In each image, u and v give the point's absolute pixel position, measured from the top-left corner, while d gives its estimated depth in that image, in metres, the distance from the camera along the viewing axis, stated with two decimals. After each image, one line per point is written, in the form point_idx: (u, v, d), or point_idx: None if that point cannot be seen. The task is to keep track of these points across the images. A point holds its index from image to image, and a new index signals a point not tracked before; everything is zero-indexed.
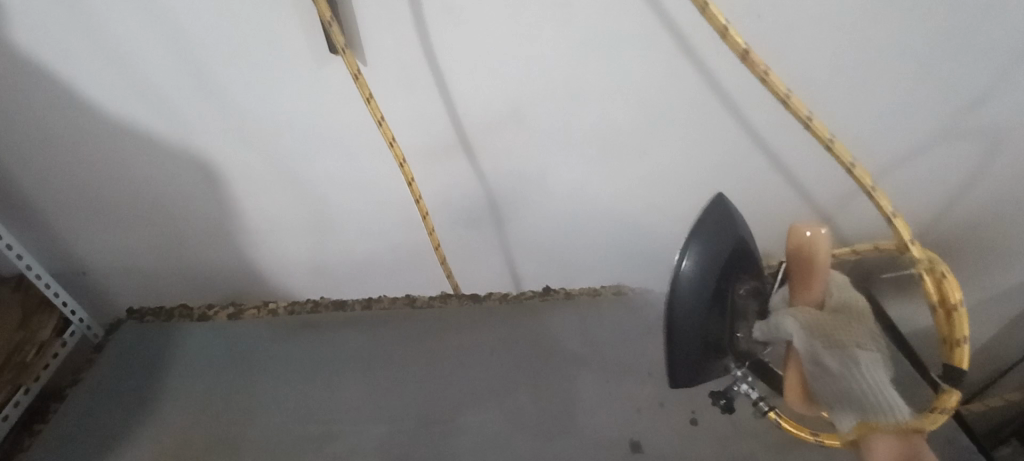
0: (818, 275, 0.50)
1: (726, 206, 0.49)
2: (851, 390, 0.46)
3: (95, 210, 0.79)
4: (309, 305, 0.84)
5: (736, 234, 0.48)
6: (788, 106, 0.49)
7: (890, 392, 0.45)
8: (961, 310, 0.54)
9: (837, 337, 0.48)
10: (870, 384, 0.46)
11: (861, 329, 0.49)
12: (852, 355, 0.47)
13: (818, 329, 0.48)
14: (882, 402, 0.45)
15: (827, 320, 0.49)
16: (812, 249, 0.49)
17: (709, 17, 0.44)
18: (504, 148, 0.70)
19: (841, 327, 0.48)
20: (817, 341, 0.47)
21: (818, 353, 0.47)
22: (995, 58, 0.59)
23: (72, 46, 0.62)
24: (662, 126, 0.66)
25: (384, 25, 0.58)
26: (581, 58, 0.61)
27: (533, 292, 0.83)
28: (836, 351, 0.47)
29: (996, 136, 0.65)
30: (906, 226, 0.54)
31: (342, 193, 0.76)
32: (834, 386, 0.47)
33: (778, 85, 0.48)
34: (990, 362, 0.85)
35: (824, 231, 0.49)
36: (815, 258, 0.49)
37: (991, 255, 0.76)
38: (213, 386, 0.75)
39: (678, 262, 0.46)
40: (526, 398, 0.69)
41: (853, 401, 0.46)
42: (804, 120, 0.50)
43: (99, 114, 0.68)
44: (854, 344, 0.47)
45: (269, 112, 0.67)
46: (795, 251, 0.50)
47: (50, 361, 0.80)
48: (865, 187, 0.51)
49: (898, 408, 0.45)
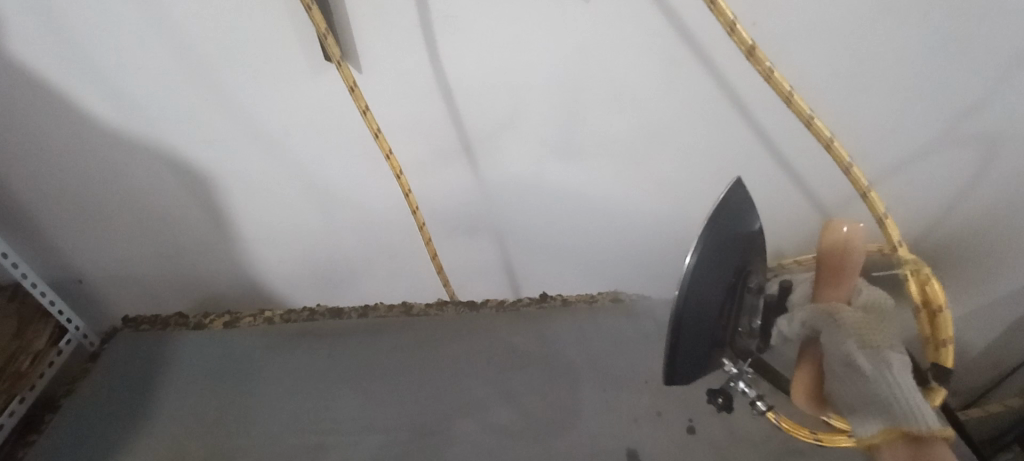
0: (849, 272, 0.48)
1: (735, 200, 0.48)
2: (878, 389, 0.41)
3: (91, 218, 0.79)
4: (306, 313, 0.85)
5: (741, 231, 0.48)
6: (790, 104, 0.50)
7: (920, 401, 0.41)
8: (944, 313, 0.55)
9: (871, 337, 0.44)
10: (901, 388, 0.41)
11: (892, 334, 0.46)
12: (883, 357, 0.43)
13: (852, 325, 0.45)
14: (912, 409, 0.40)
15: (862, 318, 0.45)
16: (849, 244, 0.48)
17: (717, 13, 0.45)
18: (501, 156, 0.70)
19: (875, 328, 0.45)
20: (849, 338, 0.44)
21: (851, 349, 0.43)
22: (992, 66, 0.58)
23: (66, 55, 0.61)
24: (659, 134, 0.66)
25: (381, 34, 0.58)
26: (578, 67, 0.60)
27: (530, 299, 0.84)
28: (868, 350, 0.43)
29: (994, 143, 0.64)
30: (895, 228, 0.57)
31: (339, 201, 0.76)
32: (860, 384, 0.42)
33: (780, 82, 0.49)
34: (990, 367, 0.85)
35: (860, 226, 0.48)
36: (850, 254, 0.48)
37: (989, 260, 0.75)
38: (209, 395, 0.74)
39: (689, 258, 0.44)
40: (523, 406, 0.68)
41: (881, 403, 0.41)
42: (805, 120, 0.51)
43: (94, 123, 0.68)
44: (887, 347, 0.44)
45: (266, 121, 0.67)
46: (830, 247, 0.48)
47: (45, 370, 0.80)
48: (861, 189, 0.54)
49: (929, 418, 0.39)
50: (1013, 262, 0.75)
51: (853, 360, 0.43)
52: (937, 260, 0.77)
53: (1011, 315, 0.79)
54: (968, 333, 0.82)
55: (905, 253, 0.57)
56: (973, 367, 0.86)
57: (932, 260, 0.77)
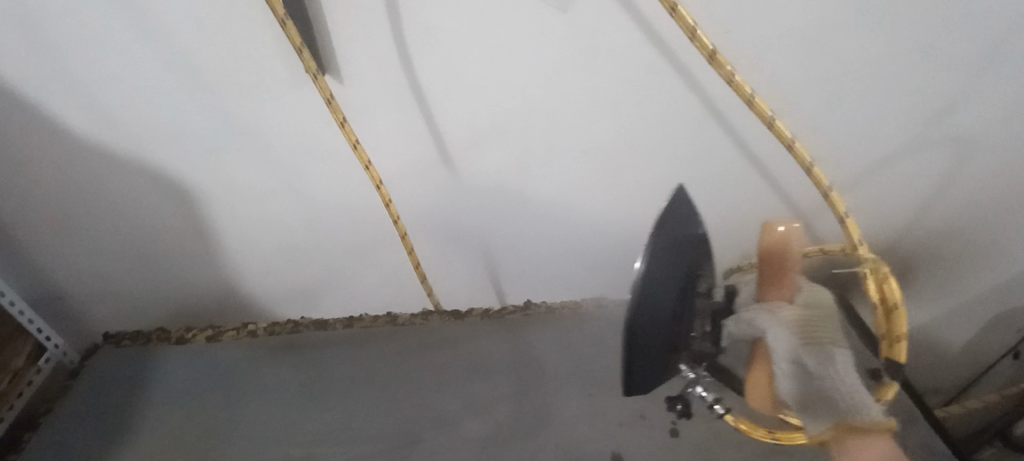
0: (790, 271, 0.52)
1: (676, 208, 0.47)
2: (824, 384, 0.48)
3: (71, 234, 0.78)
4: (289, 326, 0.84)
5: (687, 236, 0.47)
6: (752, 107, 0.47)
7: (858, 390, 0.48)
8: (899, 310, 0.54)
9: (814, 335, 0.51)
10: (841, 379, 0.48)
11: (830, 330, 0.52)
12: (824, 351, 0.50)
13: (795, 323, 0.51)
14: (854, 397, 0.47)
15: (805, 316, 0.52)
16: (789, 242, 0.50)
17: (678, 19, 0.44)
18: (483, 164, 0.70)
19: (817, 325, 0.52)
20: (794, 334, 0.50)
21: (797, 346, 0.50)
22: (955, 70, 0.60)
23: (45, 70, 0.61)
24: (637, 141, 0.67)
25: (361, 46, 0.59)
26: (556, 76, 0.61)
27: (514, 307, 0.84)
28: (813, 349, 0.50)
29: (962, 145, 0.66)
30: (857, 228, 0.54)
31: (322, 211, 0.76)
32: (810, 382, 0.48)
33: (742, 85, 0.46)
34: (969, 363, 0.87)
35: (798, 225, 0.50)
36: (789, 253, 0.51)
37: (963, 259, 0.77)
38: (191, 409, 0.74)
39: (638, 265, 0.45)
40: (509, 414, 0.68)
41: (828, 394, 0.47)
42: (766, 121, 0.48)
43: (73, 138, 0.67)
44: (827, 342, 0.51)
45: (247, 133, 0.67)
46: (768, 248, 0.51)
47: (25, 389, 0.79)
48: (822, 189, 0.51)
49: (869, 405, 0.46)
50: (986, 260, 0.76)
51: (801, 359, 0.49)
52: (912, 260, 0.78)
53: (987, 312, 0.81)
54: (945, 330, 0.84)
55: (865, 252, 0.55)
56: (953, 365, 0.88)
57: (910, 260, 0.79)
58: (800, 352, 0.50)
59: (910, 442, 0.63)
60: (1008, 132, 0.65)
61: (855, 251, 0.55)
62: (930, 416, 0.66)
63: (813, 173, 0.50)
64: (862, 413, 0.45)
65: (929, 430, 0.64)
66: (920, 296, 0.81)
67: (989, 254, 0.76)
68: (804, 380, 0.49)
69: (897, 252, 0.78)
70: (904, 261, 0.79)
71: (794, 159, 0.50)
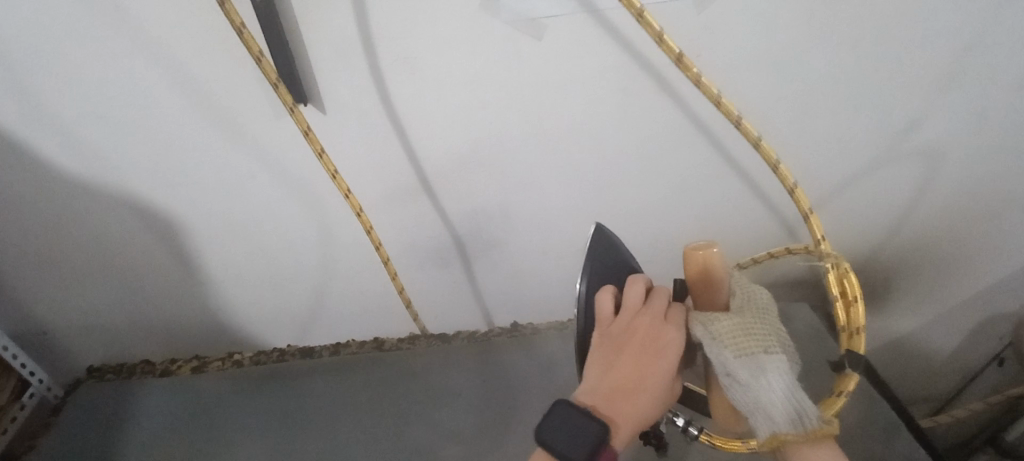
0: (720, 289, 0.44)
1: (610, 243, 0.50)
2: (758, 399, 0.42)
3: (54, 270, 0.78)
4: (276, 354, 0.86)
5: (619, 267, 0.51)
6: (719, 108, 0.46)
7: (801, 397, 0.43)
8: (858, 306, 0.51)
9: (744, 344, 0.43)
10: (780, 393, 0.42)
11: (768, 331, 0.44)
12: (763, 364, 0.42)
13: (727, 337, 0.43)
14: (796, 410, 0.42)
15: (733, 324, 0.43)
16: (709, 268, 0.44)
17: (645, 26, 0.42)
18: (464, 189, 0.71)
19: (749, 331, 0.43)
20: (725, 351, 0.42)
21: (727, 367, 0.42)
22: (920, 87, 0.62)
23: (24, 110, 0.62)
24: (614, 163, 0.68)
25: (338, 77, 0.60)
26: (532, 102, 0.62)
27: (502, 328, 0.87)
28: (745, 361, 0.42)
29: (931, 157, 0.68)
30: (819, 222, 0.50)
31: (306, 240, 0.76)
32: (743, 395, 0.42)
33: (709, 87, 0.45)
34: (954, 370, 0.88)
35: (715, 249, 0.44)
36: (714, 276, 0.44)
37: (942, 268, 0.78)
38: (176, 443, 0.73)
39: (579, 291, 0.49)
40: (496, 439, 0.68)
41: (766, 414, 0.42)
42: (734, 122, 0.46)
43: (55, 174, 0.68)
44: (761, 350, 0.43)
45: (228, 165, 0.68)
46: (693, 275, 0.44)
47: (8, 426, 0.78)
48: (788, 186, 0.48)
49: (809, 414, 0.42)
50: (964, 268, 0.78)
51: (729, 373, 0.42)
52: (892, 271, 0.79)
53: (968, 318, 0.82)
54: (929, 337, 0.85)
55: (826, 248, 0.51)
56: (938, 372, 0.89)
57: (889, 271, 0.80)
58: (729, 364, 0.42)
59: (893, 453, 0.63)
60: (976, 144, 0.66)
61: (817, 248, 0.52)
62: (911, 425, 0.66)
63: (780, 172, 0.48)
64: (801, 425, 0.42)
65: (911, 440, 0.64)
66: (902, 306, 0.82)
67: (967, 262, 0.77)
68: (742, 401, 0.42)
69: (876, 263, 0.79)
70: (884, 272, 0.80)
71: (761, 158, 0.48)
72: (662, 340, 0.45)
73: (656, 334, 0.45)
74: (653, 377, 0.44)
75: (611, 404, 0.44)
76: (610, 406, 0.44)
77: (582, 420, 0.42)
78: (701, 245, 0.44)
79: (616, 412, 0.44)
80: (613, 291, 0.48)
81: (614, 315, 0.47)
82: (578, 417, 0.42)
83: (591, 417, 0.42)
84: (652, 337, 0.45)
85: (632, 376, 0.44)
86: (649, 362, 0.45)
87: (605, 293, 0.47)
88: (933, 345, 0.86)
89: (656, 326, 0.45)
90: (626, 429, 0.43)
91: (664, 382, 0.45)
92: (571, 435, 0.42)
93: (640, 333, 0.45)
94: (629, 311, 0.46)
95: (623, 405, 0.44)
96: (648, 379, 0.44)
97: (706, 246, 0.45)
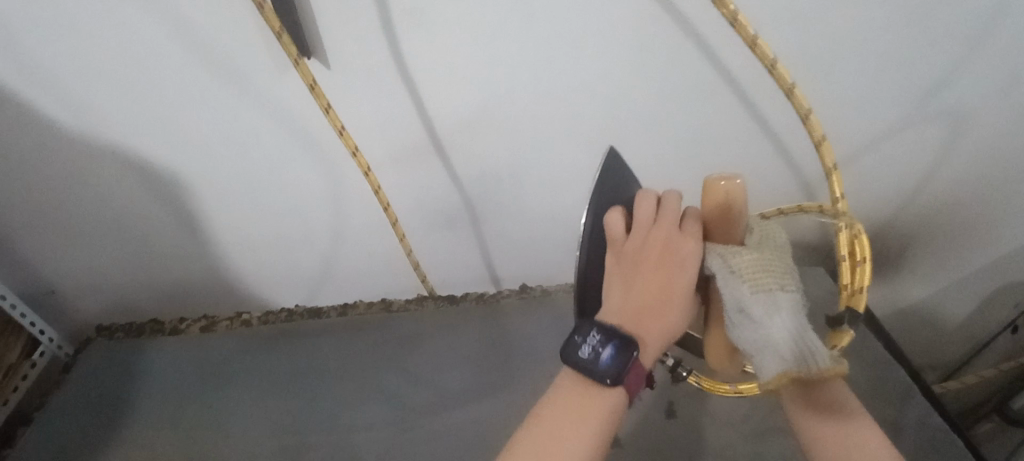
0: (738, 224, 0.44)
1: (615, 170, 0.47)
2: (768, 335, 0.41)
3: (60, 228, 0.77)
4: (284, 314, 0.87)
5: (623, 198, 0.48)
6: (755, 50, 0.43)
7: (811, 337, 0.41)
8: (864, 266, 0.47)
9: (760, 280, 0.42)
10: (791, 330, 0.41)
11: (784, 270, 0.44)
12: (779, 301, 0.42)
13: (746, 272, 0.42)
14: (806, 348, 0.40)
15: (753, 260, 0.43)
16: (729, 200, 0.42)
17: None
18: (474, 148, 0.69)
19: (767, 269, 0.43)
20: (743, 286, 0.42)
21: (741, 302, 0.42)
22: (954, 42, 0.59)
23: (22, 63, 0.60)
24: (629, 122, 0.66)
25: (344, 30, 0.57)
26: (544, 56, 0.60)
27: (511, 290, 0.87)
28: (761, 297, 0.42)
29: (957, 120, 0.65)
30: (840, 179, 0.49)
31: (312, 201, 0.75)
32: (754, 331, 0.41)
33: (745, 26, 0.42)
34: (966, 340, 0.87)
35: (738, 180, 0.42)
36: (733, 209, 0.43)
37: (960, 235, 0.76)
38: (186, 400, 0.74)
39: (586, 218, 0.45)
40: (504, 400, 0.68)
41: (775, 350, 0.40)
42: (769, 64, 0.44)
43: (54, 130, 0.66)
44: (777, 288, 0.42)
45: (232, 122, 0.66)
46: (712, 208, 0.43)
47: (19, 384, 0.79)
48: (815, 136, 0.47)
49: (819, 354, 0.41)
50: (981, 236, 0.76)
51: (745, 308, 0.42)
52: (907, 237, 0.78)
53: (984, 287, 0.81)
54: (941, 305, 0.84)
55: (842, 207, 0.49)
56: (950, 341, 0.87)
57: (905, 237, 0.78)
58: (746, 299, 0.42)
59: (905, 417, 0.63)
60: (1008, 104, 0.63)
61: (831, 207, 0.49)
62: (925, 389, 0.66)
63: (809, 121, 0.46)
64: (811, 364, 0.40)
65: (924, 405, 0.64)
66: (917, 272, 0.81)
67: (988, 229, 0.75)
68: (752, 337, 0.41)
69: (891, 229, 0.78)
70: (899, 239, 0.78)
71: (793, 105, 0.46)
72: (680, 253, 0.44)
73: (673, 248, 0.44)
74: (675, 290, 0.44)
75: (635, 322, 0.43)
76: (634, 324, 0.43)
77: (608, 341, 0.42)
78: (723, 176, 0.43)
79: (636, 329, 0.43)
80: (622, 209, 0.45)
81: (626, 234, 0.45)
82: (603, 339, 0.42)
83: (617, 337, 0.42)
84: (670, 252, 0.44)
85: (654, 291, 0.44)
86: (669, 277, 0.44)
87: (614, 213, 0.44)
88: (946, 313, 0.84)
89: (672, 239, 0.44)
90: (653, 344, 0.43)
91: (686, 294, 0.44)
92: (598, 357, 0.42)
93: (657, 248, 0.44)
94: (642, 227, 0.44)
95: (648, 322, 0.43)
96: (670, 292, 0.44)
97: (729, 177, 0.43)
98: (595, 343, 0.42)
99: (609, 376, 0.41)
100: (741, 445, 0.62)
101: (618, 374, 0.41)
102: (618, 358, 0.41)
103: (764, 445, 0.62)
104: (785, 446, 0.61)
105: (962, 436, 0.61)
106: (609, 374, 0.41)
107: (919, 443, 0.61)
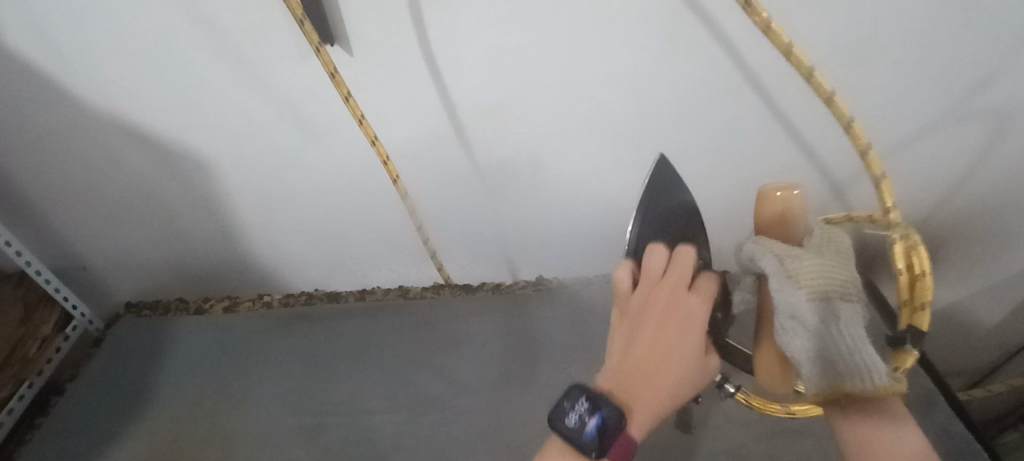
0: (794, 229, 0.45)
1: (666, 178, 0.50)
2: (825, 343, 0.41)
3: (90, 206, 0.80)
4: (303, 298, 0.87)
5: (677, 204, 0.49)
6: (789, 59, 0.41)
7: (868, 351, 0.42)
8: (926, 279, 0.47)
9: (820, 287, 0.42)
10: (846, 343, 0.42)
11: (844, 276, 0.44)
12: (834, 307, 0.42)
13: (802, 278, 0.42)
14: (860, 363, 0.42)
15: (812, 266, 0.43)
16: (786, 208, 0.44)
17: None
18: (493, 136, 0.68)
19: (826, 274, 0.43)
20: (798, 292, 0.42)
21: (796, 308, 0.41)
22: (998, 39, 0.56)
23: (59, 46, 0.62)
24: (654, 115, 0.65)
25: (370, 16, 0.58)
26: (567, 46, 0.59)
27: (527, 282, 0.86)
28: (818, 303, 0.42)
29: (995, 121, 0.62)
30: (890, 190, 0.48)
31: (333, 187, 0.76)
32: (810, 338, 0.41)
33: (778, 33, 0.40)
34: (997, 349, 0.84)
35: (795, 191, 0.44)
36: (789, 217, 0.44)
37: (995, 241, 0.73)
38: (210, 378, 0.76)
39: (631, 230, 0.47)
40: (517, 391, 0.69)
41: (822, 359, 0.42)
42: (805, 73, 0.41)
43: (89, 112, 0.68)
44: (836, 296, 0.43)
45: (256, 106, 0.66)
46: (769, 215, 0.45)
47: (53, 356, 0.81)
48: (860, 147, 0.44)
49: (876, 371, 0.42)
50: (1015, 246, 0.73)
51: (801, 314, 0.41)
52: (940, 243, 0.75)
53: (1018, 296, 0.77)
54: (974, 313, 0.81)
55: (895, 217, 0.48)
56: (978, 349, 0.84)
57: (937, 243, 0.75)
58: (803, 306, 0.41)
59: (927, 424, 0.61)
60: None
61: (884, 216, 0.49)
62: (952, 397, 0.64)
63: (852, 130, 0.44)
64: (864, 379, 0.42)
65: (947, 414, 0.62)
66: (949, 280, 0.78)
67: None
68: (802, 344, 0.42)
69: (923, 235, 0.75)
70: (930, 244, 0.75)
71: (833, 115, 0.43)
72: (681, 315, 0.44)
73: (674, 310, 0.44)
74: (673, 358, 0.43)
75: (629, 389, 0.43)
76: (626, 388, 0.43)
77: (595, 410, 0.42)
78: (780, 187, 0.45)
79: (629, 396, 0.43)
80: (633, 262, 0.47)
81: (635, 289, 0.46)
82: (590, 408, 0.42)
83: (605, 406, 0.42)
84: (670, 316, 0.44)
85: (651, 359, 0.43)
86: (670, 344, 0.43)
87: (622, 269, 0.46)
88: (977, 322, 0.82)
89: (676, 298, 0.44)
90: (643, 412, 0.43)
91: (687, 363, 0.44)
92: (584, 426, 0.42)
93: (658, 309, 0.44)
94: (649, 281, 0.45)
95: (640, 390, 0.43)
96: (668, 362, 0.43)
97: (786, 188, 0.45)
98: (582, 412, 0.42)
99: (593, 448, 0.42)
100: (756, 446, 0.61)
101: (601, 445, 0.42)
102: (603, 431, 0.42)
103: (780, 446, 0.61)
104: (801, 449, 0.60)
105: (987, 446, 0.60)
106: (593, 445, 0.42)
107: (942, 451, 0.59)
